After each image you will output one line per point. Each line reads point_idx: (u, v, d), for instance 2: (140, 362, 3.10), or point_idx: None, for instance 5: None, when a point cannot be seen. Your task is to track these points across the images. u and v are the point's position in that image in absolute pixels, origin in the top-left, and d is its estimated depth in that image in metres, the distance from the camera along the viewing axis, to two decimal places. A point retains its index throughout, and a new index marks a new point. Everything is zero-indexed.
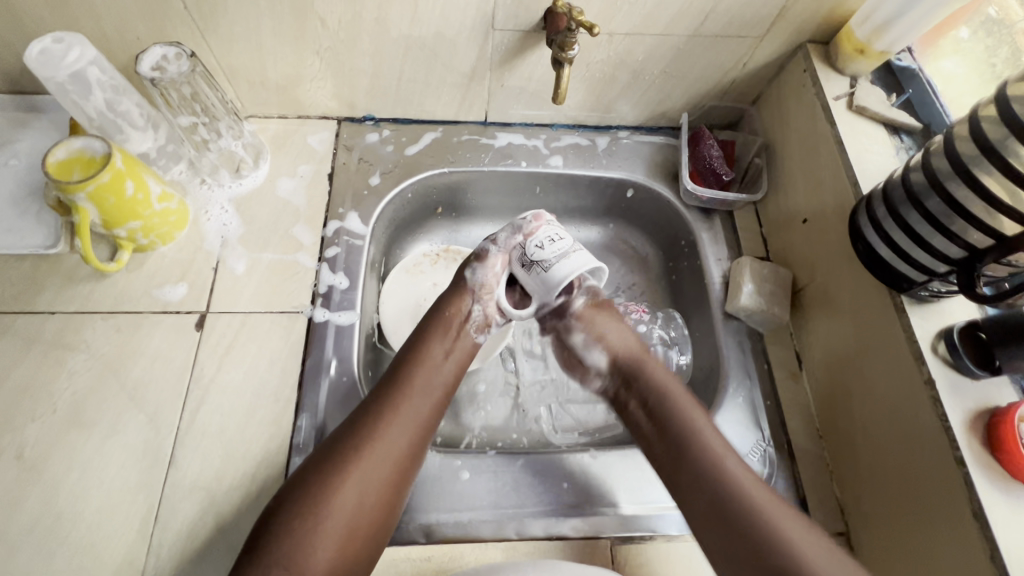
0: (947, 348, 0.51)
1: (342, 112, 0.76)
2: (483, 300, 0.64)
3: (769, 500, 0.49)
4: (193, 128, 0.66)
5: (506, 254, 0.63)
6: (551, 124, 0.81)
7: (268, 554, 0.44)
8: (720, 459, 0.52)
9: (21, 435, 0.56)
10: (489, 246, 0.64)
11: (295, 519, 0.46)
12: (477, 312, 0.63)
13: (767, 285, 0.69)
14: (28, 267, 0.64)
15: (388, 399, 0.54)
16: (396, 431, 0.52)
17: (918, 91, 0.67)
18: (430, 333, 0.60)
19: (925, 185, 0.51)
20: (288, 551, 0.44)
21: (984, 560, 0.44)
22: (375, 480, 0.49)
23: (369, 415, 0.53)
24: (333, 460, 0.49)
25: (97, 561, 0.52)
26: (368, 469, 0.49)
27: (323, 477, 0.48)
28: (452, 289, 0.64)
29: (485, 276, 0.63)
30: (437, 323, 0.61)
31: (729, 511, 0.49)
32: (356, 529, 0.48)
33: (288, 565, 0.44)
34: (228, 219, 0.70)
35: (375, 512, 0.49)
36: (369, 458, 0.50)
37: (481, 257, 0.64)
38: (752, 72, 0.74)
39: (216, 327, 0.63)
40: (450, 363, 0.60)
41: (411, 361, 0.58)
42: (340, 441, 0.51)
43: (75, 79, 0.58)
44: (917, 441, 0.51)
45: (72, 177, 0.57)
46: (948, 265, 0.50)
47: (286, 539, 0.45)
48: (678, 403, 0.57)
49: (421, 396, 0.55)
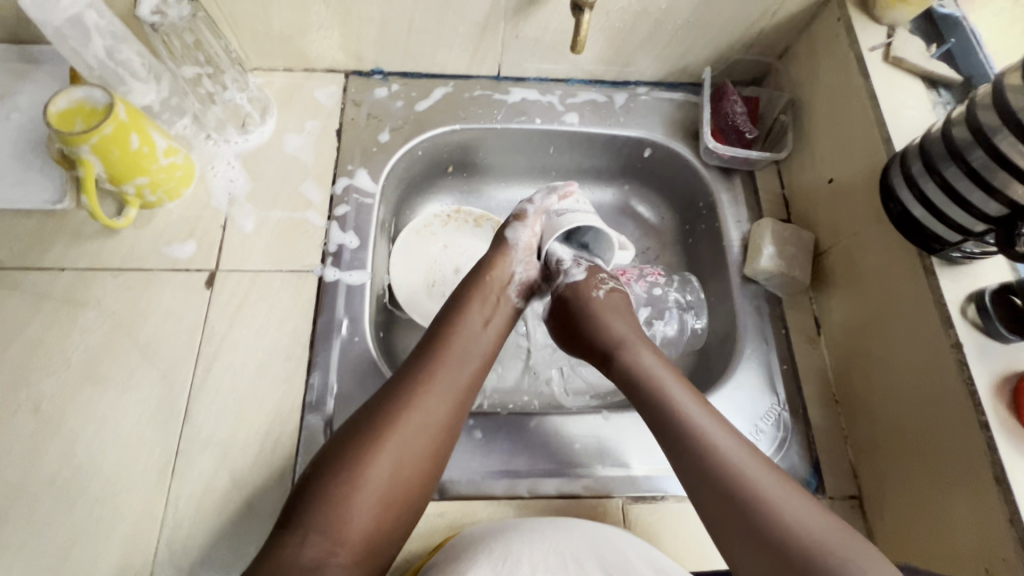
0: (977, 311, 0.49)
1: (350, 65, 0.74)
2: (526, 262, 0.64)
3: (758, 471, 0.46)
4: (198, 80, 0.64)
5: (541, 214, 0.64)
6: (567, 80, 0.78)
7: (304, 520, 0.43)
8: (701, 427, 0.50)
9: (36, 390, 0.56)
10: (526, 207, 0.65)
11: (328, 487, 0.44)
12: (520, 273, 0.63)
13: (788, 247, 0.67)
14: (35, 223, 0.63)
15: (427, 366, 0.52)
16: (435, 402, 0.50)
17: (961, 41, 0.63)
18: (470, 300, 0.59)
19: (968, 138, 0.48)
20: (325, 517, 0.43)
21: (1004, 524, 0.44)
22: (415, 450, 0.48)
23: (405, 383, 0.51)
24: (369, 426, 0.48)
25: (118, 510, 0.53)
26: (405, 440, 0.48)
27: (359, 444, 0.46)
28: (495, 251, 0.63)
29: (524, 236, 0.64)
30: (478, 289, 0.60)
31: (719, 484, 0.46)
32: (393, 497, 0.46)
33: (324, 531, 0.43)
34: (234, 175, 0.68)
35: (413, 482, 0.47)
36: (407, 428, 0.48)
37: (520, 217, 0.64)
38: (781, 22, 0.70)
39: (227, 284, 0.63)
40: (490, 332, 0.58)
41: (450, 330, 0.56)
42: (376, 407, 0.49)
43: (72, 25, 0.56)
44: (940, 405, 0.50)
45: (74, 129, 0.56)
46: (987, 223, 0.48)
47: (323, 505, 0.44)
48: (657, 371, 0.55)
49: (460, 366, 0.54)
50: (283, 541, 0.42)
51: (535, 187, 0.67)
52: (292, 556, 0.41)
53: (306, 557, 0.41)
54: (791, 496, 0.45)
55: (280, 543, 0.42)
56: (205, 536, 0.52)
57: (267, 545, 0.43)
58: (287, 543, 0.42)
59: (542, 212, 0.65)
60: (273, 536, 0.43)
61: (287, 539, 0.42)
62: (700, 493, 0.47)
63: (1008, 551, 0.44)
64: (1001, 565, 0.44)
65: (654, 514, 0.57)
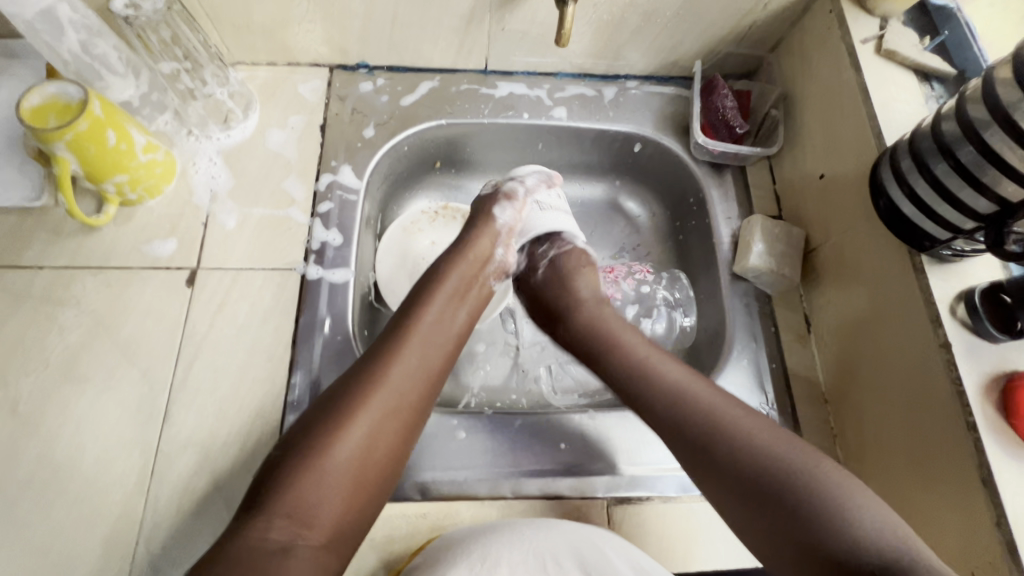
0: (967, 310, 0.48)
1: (334, 58, 0.72)
2: (505, 245, 0.64)
3: (748, 422, 0.48)
4: (176, 76, 0.63)
5: (528, 200, 0.65)
6: (556, 73, 0.76)
7: (270, 503, 0.42)
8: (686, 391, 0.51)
9: (14, 390, 0.56)
10: (515, 188, 0.65)
11: (296, 471, 0.43)
12: (499, 254, 0.64)
13: (779, 244, 0.66)
14: (13, 220, 0.62)
15: (398, 346, 0.51)
16: (404, 382, 0.50)
17: (955, 33, 0.61)
18: (443, 279, 0.58)
19: (957, 133, 0.46)
20: (293, 499, 0.42)
21: (991, 526, 0.43)
22: (386, 428, 0.47)
23: (375, 363, 0.50)
24: (337, 408, 0.47)
25: (96, 511, 0.52)
26: (374, 420, 0.47)
27: (327, 424, 0.46)
28: (476, 230, 0.62)
29: (512, 217, 0.64)
30: (452, 271, 0.59)
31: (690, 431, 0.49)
32: (364, 478, 0.46)
33: (292, 514, 0.42)
34: (216, 172, 0.67)
35: (384, 461, 0.47)
36: (378, 405, 0.47)
37: (510, 197, 0.64)
38: (773, 14, 0.68)
39: (208, 283, 0.62)
40: (462, 312, 0.58)
41: (421, 308, 0.55)
42: (346, 389, 0.48)
43: (44, 18, 0.54)
44: (928, 404, 0.50)
45: (48, 125, 0.55)
46: (976, 222, 0.47)
47: (293, 488, 0.43)
48: (619, 333, 0.59)
49: (431, 346, 0.53)
50: (245, 525, 0.41)
51: (524, 171, 0.67)
52: (258, 539, 0.40)
53: (271, 539, 0.40)
54: (771, 439, 0.46)
55: (243, 528, 0.41)
56: (184, 537, 0.52)
57: (229, 529, 0.41)
58: (251, 528, 0.41)
59: (530, 198, 0.66)
60: (235, 523, 0.42)
61: (251, 523, 0.41)
62: (681, 455, 0.49)
63: (995, 555, 0.43)
64: (988, 568, 0.43)
65: (639, 514, 0.56)
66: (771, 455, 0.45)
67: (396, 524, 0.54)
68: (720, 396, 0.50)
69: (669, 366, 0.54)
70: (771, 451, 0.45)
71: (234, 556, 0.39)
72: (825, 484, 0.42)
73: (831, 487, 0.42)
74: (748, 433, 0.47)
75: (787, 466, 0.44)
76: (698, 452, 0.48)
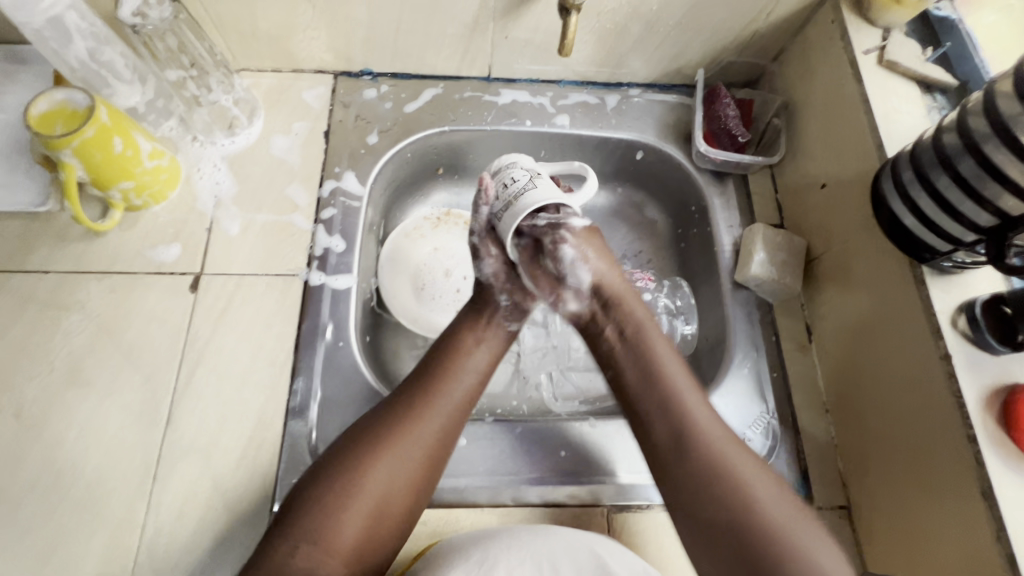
0: (968, 322, 0.48)
1: (338, 65, 0.73)
2: (491, 256, 0.59)
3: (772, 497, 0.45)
4: (182, 83, 0.64)
5: (495, 184, 0.56)
6: (558, 81, 0.77)
7: (295, 529, 0.43)
8: (720, 445, 0.47)
9: (19, 393, 0.56)
10: (489, 179, 0.56)
11: (321, 497, 0.45)
12: (506, 303, 0.59)
13: (780, 253, 0.66)
14: (19, 225, 0.62)
15: (427, 389, 0.51)
16: (428, 428, 0.49)
17: (957, 44, 0.62)
18: (465, 319, 0.58)
19: (958, 146, 0.47)
20: (316, 526, 0.43)
21: (991, 539, 0.43)
22: (408, 464, 0.47)
23: (402, 402, 0.50)
24: (365, 442, 0.47)
25: (98, 516, 0.53)
26: (397, 459, 0.47)
27: (353, 455, 0.46)
28: (461, 250, 0.59)
29: (484, 214, 0.57)
30: (473, 304, 0.59)
31: (695, 468, 0.47)
32: (386, 512, 0.46)
33: (315, 542, 0.43)
34: (220, 178, 0.68)
35: (405, 495, 0.47)
36: (402, 443, 0.48)
37: (480, 189, 0.56)
38: (775, 24, 0.68)
39: (211, 288, 0.62)
40: (486, 355, 0.56)
41: (449, 352, 0.54)
42: (376, 425, 0.49)
43: (52, 25, 0.55)
44: (928, 417, 0.50)
45: (54, 131, 0.55)
46: (977, 234, 0.47)
47: (315, 512, 0.44)
48: (665, 363, 0.52)
49: (456, 393, 0.52)
50: (275, 541, 0.43)
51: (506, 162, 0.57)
52: (282, 561, 0.42)
53: (296, 563, 0.42)
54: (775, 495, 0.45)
55: (269, 546, 0.43)
56: (185, 542, 0.52)
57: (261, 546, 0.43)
58: (277, 549, 0.42)
59: (488, 231, 0.57)
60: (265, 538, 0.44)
61: (278, 543, 0.43)
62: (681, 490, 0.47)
63: (995, 568, 0.43)
64: None
65: (639, 523, 0.56)
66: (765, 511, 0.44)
67: None
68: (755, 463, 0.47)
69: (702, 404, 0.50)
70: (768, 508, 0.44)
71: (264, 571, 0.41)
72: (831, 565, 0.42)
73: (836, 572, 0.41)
74: (772, 500, 0.44)
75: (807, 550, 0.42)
76: (708, 501, 0.45)
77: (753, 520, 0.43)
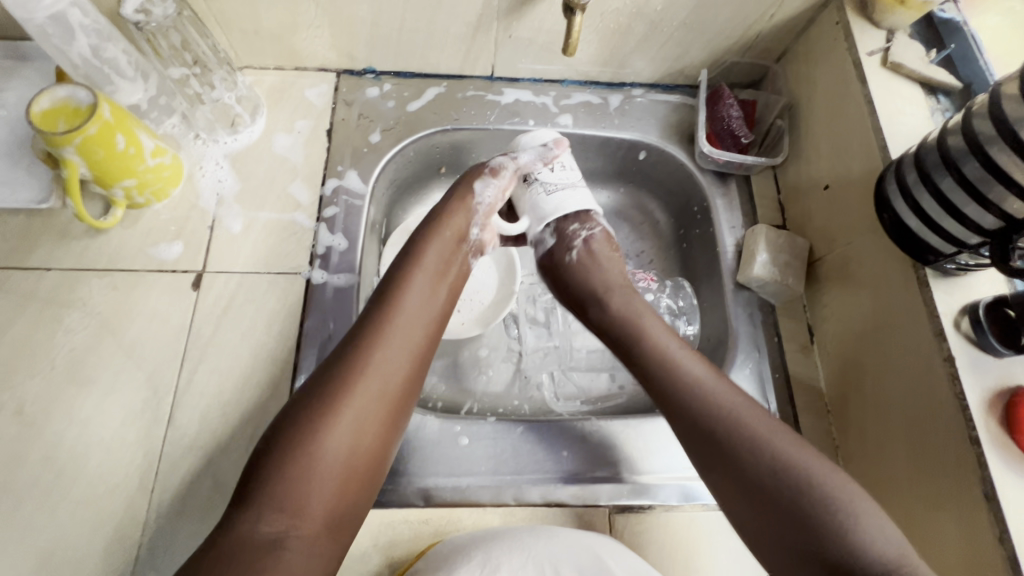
0: (971, 324, 0.49)
1: (341, 63, 0.73)
2: (483, 223, 0.63)
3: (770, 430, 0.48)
4: (185, 80, 0.64)
5: (515, 176, 0.63)
6: (561, 81, 0.77)
7: (261, 498, 0.43)
8: (713, 396, 0.51)
9: (19, 392, 0.56)
10: (504, 162, 0.63)
11: (285, 463, 0.44)
12: (477, 235, 0.63)
13: (783, 254, 0.66)
14: (21, 222, 0.62)
15: (377, 329, 0.51)
16: (388, 366, 0.49)
17: (961, 46, 0.61)
18: (422, 256, 0.57)
19: (963, 149, 0.46)
20: (284, 493, 0.43)
21: (993, 542, 0.43)
22: (371, 408, 0.48)
23: (349, 355, 0.49)
24: (320, 399, 0.46)
25: (100, 514, 0.52)
26: (361, 407, 0.47)
27: (309, 417, 0.45)
28: (455, 204, 0.62)
29: (492, 194, 0.63)
30: (432, 243, 0.59)
31: (718, 435, 0.49)
32: (356, 466, 0.46)
33: (282, 508, 0.43)
34: (223, 176, 0.68)
35: (372, 450, 0.47)
36: (362, 394, 0.47)
37: (494, 172, 0.63)
38: (779, 25, 0.68)
39: (213, 286, 0.62)
40: (443, 291, 0.57)
41: (395, 290, 0.54)
42: (328, 376, 0.48)
43: (56, 22, 0.54)
44: (930, 417, 0.50)
45: (57, 129, 0.55)
46: (981, 237, 0.47)
47: (281, 478, 0.43)
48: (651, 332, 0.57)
49: (411, 327, 0.53)
50: (238, 518, 0.42)
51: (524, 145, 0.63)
52: (249, 531, 0.41)
53: (263, 532, 0.41)
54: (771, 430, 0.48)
55: (234, 521, 0.42)
56: (186, 540, 0.52)
57: (220, 526, 0.42)
58: (242, 522, 0.42)
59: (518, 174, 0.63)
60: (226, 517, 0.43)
61: (243, 516, 0.42)
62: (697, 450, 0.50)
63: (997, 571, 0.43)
64: None
65: (641, 523, 0.57)
66: (774, 445, 0.47)
67: (398, 531, 0.54)
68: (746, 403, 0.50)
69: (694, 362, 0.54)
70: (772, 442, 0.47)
71: (228, 548, 0.40)
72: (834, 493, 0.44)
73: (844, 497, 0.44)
74: (762, 431, 0.48)
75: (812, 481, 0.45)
76: (715, 452, 0.49)
77: (764, 462, 0.46)
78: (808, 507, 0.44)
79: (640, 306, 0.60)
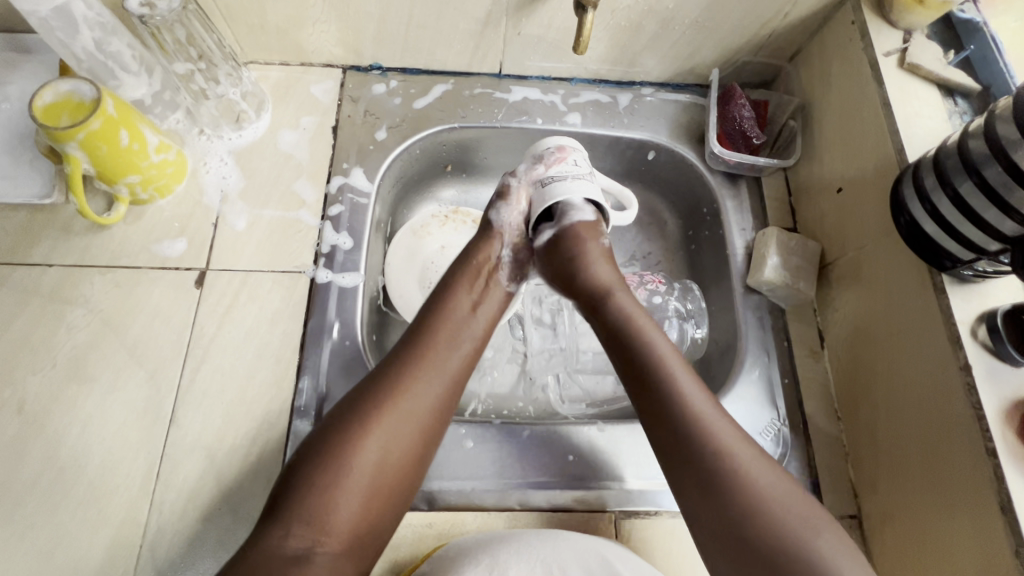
0: (988, 332, 0.48)
1: (347, 59, 0.72)
2: (511, 243, 0.62)
3: (757, 466, 0.45)
4: (190, 75, 0.62)
5: (525, 188, 0.62)
6: (570, 79, 0.76)
7: (288, 511, 0.42)
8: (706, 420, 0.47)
9: (21, 388, 0.55)
10: (509, 182, 0.63)
11: (314, 480, 0.43)
12: (507, 256, 0.62)
13: (794, 258, 0.65)
14: (23, 217, 0.62)
15: (411, 354, 0.51)
16: (421, 389, 0.49)
17: (980, 47, 0.61)
18: (461, 279, 0.58)
19: (985, 152, 0.45)
20: (311, 508, 0.42)
21: (1008, 556, 0.42)
22: (403, 432, 0.47)
23: (389, 377, 0.49)
24: (353, 416, 0.46)
25: (100, 514, 0.52)
26: (392, 428, 0.46)
27: (341, 433, 0.45)
28: (482, 231, 0.62)
29: (509, 215, 0.62)
30: (469, 270, 0.59)
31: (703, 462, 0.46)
32: (382, 485, 0.45)
33: (309, 522, 0.42)
34: (227, 172, 0.67)
35: (401, 470, 0.47)
36: (393, 413, 0.47)
37: (504, 195, 0.63)
38: (793, 24, 0.67)
39: (217, 283, 0.62)
40: (481, 315, 0.57)
41: (436, 315, 0.54)
42: (363, 396, 0.48)
43: (59, 15, 0.54)
44: (945, 429, 0.49)
45: (60, 123, 0.54)
46: (1002, 243, 0.46)
47: (309, 493, 0.43)
48: (652, 342, 0.53)
49: (449, 351, 0.52)
50: (267, 532, 0.42)
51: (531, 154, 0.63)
52: (277, 546, 0.41)
53: (290, 546, 0.41)
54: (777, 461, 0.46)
55: (264, 534, 0.42)
56: (187, 540, 0.51)
57: (249, 539, 0.42)
58: (271, 536, 0.42)
59: (528, 184, 0.62)
60: (255, 532, 0.43)
61: (272, 530, 0.42)
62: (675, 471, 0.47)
63: None
64: None
65: (646, 530, 0.56)
66: (763, 475, 0.44)
67: (401, 534, 0.54)
68: (734, 432, 0.47)
69: (688, 375, 0.50)
70: (752, 475, 0.44)
71: (255, 565, 0.40)
72: (811, 539, 0.42)
73: (818, 544, 0.41)
74: (751, 466, 0.45)
75: (795, 529, 0.42)
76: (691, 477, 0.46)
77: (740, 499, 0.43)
78: (783, 546, 0.41)
79: (638, 309, 0.56)
